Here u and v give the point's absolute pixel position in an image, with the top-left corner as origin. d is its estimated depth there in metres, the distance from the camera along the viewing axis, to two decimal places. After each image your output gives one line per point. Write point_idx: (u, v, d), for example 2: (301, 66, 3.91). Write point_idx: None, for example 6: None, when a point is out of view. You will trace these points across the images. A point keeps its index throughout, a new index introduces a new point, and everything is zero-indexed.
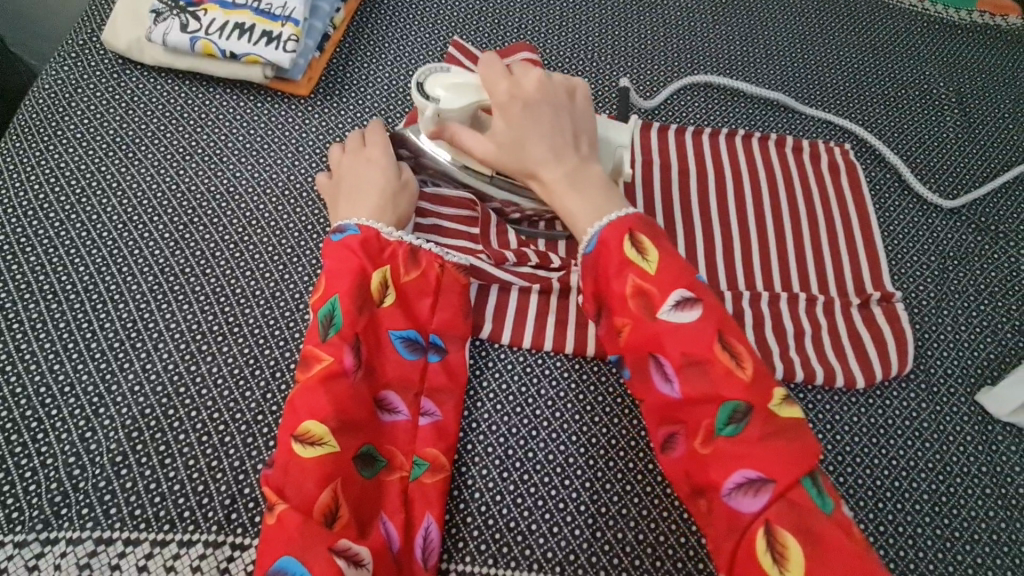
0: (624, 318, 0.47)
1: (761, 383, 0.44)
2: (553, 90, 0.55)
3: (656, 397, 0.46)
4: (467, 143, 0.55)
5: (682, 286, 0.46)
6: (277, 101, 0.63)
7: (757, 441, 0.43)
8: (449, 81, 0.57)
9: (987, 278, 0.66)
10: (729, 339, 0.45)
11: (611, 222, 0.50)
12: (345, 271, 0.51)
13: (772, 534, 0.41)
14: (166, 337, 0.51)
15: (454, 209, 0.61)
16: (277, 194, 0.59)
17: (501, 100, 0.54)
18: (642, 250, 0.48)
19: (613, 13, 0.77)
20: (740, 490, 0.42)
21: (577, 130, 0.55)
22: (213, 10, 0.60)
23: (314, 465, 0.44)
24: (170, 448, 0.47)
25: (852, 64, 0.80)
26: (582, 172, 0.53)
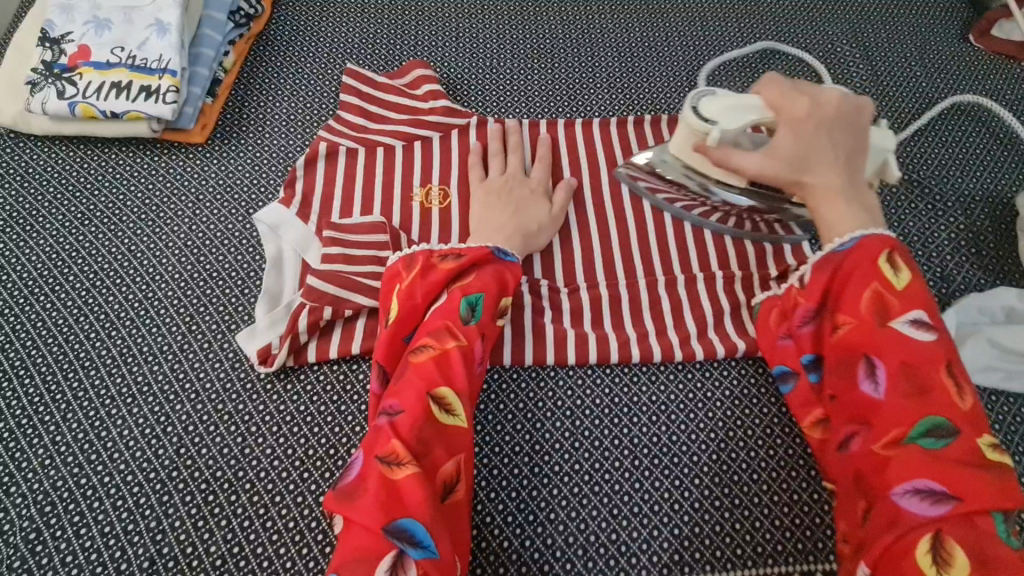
0: (848, 316, 0.47)
1: (979, 418, 0.42)
2: (851, 109, 0.51)
3: (857, 395, 0.45)
4: (740, 166, 0.49)
5: (922, 307, 0.45)
6: (174, 153, 0.63)
7: (958, 463, 0.40)
8: (725, 103, 0.49)
9: (904, 229, 0.65)
10: (958, 371, 0.43)
11: (871, 232, 0.48)
12: (499, 271, 0.52)
13: (937, 543, 0.38)
14: (73, 406, 0.51)
15: (357, 233, 0.58)
16: (181, 245, 0.58)
17: (801, 115, 0.50)
18: (895, 265, 0.47)
19: (509, 18, 0.77)
20: (911, 500, 0.40)
21: (855, 152, 0.51)
22: (88, 72, 0.60)
23: (456, 437, 0.45)
24: (85, 518, 0.47)
25: (756, 32, 0.79)
26: (855, 190, 0.51)
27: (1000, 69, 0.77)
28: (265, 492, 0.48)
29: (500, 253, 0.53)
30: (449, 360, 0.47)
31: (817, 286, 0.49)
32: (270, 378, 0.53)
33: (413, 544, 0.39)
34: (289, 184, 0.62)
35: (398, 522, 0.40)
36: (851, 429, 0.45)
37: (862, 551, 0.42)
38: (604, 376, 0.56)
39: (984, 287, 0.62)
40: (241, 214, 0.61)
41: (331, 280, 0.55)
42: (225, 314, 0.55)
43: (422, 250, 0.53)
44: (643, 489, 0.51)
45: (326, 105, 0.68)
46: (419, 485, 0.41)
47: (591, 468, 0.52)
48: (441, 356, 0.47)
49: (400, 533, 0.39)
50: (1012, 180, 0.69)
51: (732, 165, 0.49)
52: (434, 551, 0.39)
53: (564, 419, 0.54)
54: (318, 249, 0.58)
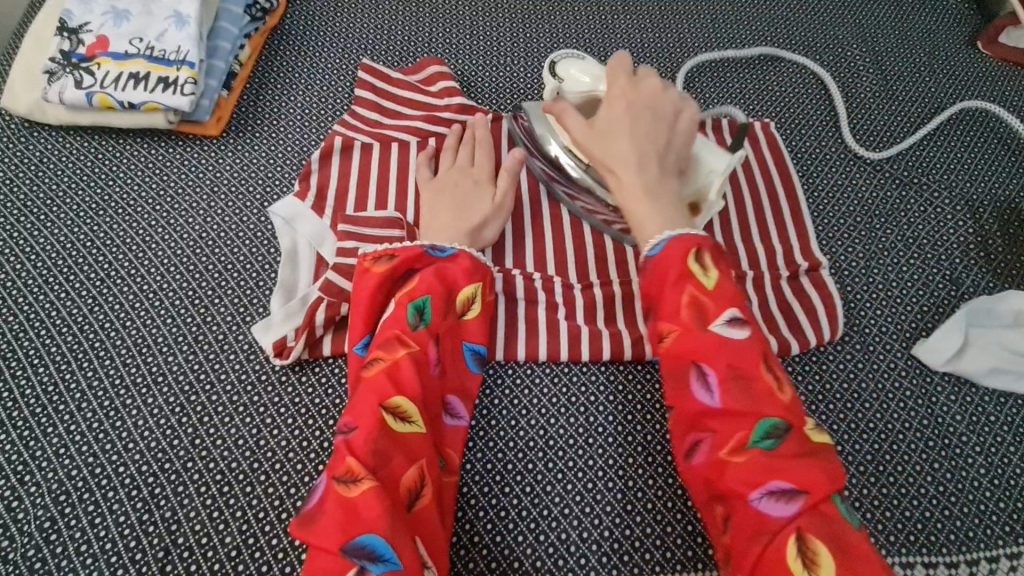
0: (674, 325, 0.46)
1: (798, 409, 0.43)
2: (670, 107, 0.55)
3: (694, 405, 0.44)
4: (570, 124, 0.55)
5: (736, 304, 0.45)
6: (187, 145, 0.63)
7: (794, 458, 0.40)
8: (587, 68, 0.59)
9: (914, 232, 0.66)
10: (770, 362, 0.44)
11: (678, 234, 0.49)
12: (442, 273, 0.52)
13: (802, 544, 0.38)
14: (88, 396, 0.51)
15: (374, 228, 0.58)
16: (196, 237, 0.58)
17: (617, 94, 0.55)
18: (705, 265, 0.47)
19: (523, 17, 0.78)
20: (766, 503, 0.40)
21: (671, 144, 0.54)
22: (106, 63, 0.60)
23: (414, 445, 0.44)
24: (100, 507, 0.47)
25: (768, 36, 0.80)
26: (662, 186, 0.52)
27: (1007, 75, 0.78)
28: (281, 484, 0.48)
29: (435, 251, 0.53)
30: (400, 366, 0.46)
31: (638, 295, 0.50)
32: (285, 371, 0.53)
33: (374, 558, 0.37)
34: (305, 177, 0.62)
35: (356, 539, 0.37)
36: (699, 437, 0.44)
37: (734, 563, 0.41)
38: (617, 373, 0.56)
39: (992, 290, 0.63)
40: (256, 206, 0.61)
41: (348, 275, 0.55)
42: (241, 306, 0.55)
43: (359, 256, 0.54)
44: (656, 486, 0.51)
45: (340, 100, 0.68)
46: (376, 497, 0.39)
47: (605, 464, 0.52)
48: (391, 365, 0.46)
49: (361, 550, 0.37)
50: (1019, 184, 0.69)
51: (565, 120, 0.56)
52: (398, 565, 0.37)
53: (578, 415, 0.54)
54: (333, 243, 0.58)
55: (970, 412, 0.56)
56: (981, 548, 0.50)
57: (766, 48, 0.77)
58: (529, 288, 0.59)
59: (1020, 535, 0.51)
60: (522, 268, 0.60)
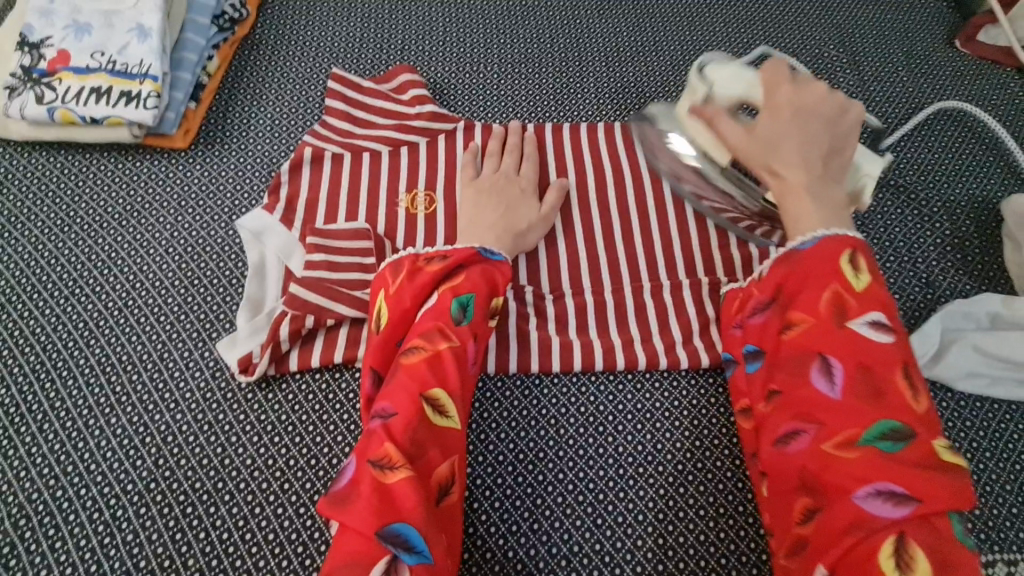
0: (807, 315, 0.46)
1: (931, 419, 0.42)
2: (836, 107, 0.53)
3: (810, 393, 0.44)
4: (724, 130, 0.53)
5: (880, 309, 0.45)
6: (155, 159, 0.62)
7: (912, 465, 0.40)
8: (737, 72, 0.54)
9: (891, 236, 0.65)
10: (912, 373, 0.43)
11: (832, 234, 0.49)
12: (488, 273, 0.52)
13: (901, 545, 0.38)
14: (50, 417, 0.50)
15: (341, 240, 0.57)
16: (163, 252, 0.58)
17: (784, 102, 0.52)
18: (856, 268, 0.47)
19: (496, 23, 0.77)
20: (872, 501, 0.39)
21: (835, 150, 0.52)
22: (68, 77, 0.59)
23: (450, 440, 0.45)
24: (61, 531, 0.46)
25: (744, 38, 0.79)
26: (824, 190, 0.51)
27: (986, 73, 0.77)
28: (246, 503, 0.48)
29: (486, 254, 0.53)
30: (443, 363, 0.46)
31: (771, 281, 0.50)
32: (251, 388, 0.52)
33: (408, 548, 0.38)
34: (274, 190, 0.62)
35: (391, 527, 0.39)
36: (802, 424, 0.44)
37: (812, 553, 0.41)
38: (589, 384, 0.56)
39: (969, 293, 0.62)
40: (224, 220, 0.60)
41: (313, 288, 0.54)
42: (208, 322, 0.54)
43: (409, 254, 0.53)
44: (627, 498, 0.51)
45: (311, 110, 0.68)
46: (413, 488, 0.40)
47: (576, 477, 0.52)
48: (431, 357, 0.47)
49: (395, 537, 0.39)
50: (998, 185, 0.69)
51: (719, 126, 0.53)
52: (427, 557, 0.39)
53: (548, 428, 0.54)
54: (302, 256, 0.58)
55: (945, 417, 0.56)
56: None
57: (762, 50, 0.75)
58: None
59: (994, 542, 0.50)
60: None
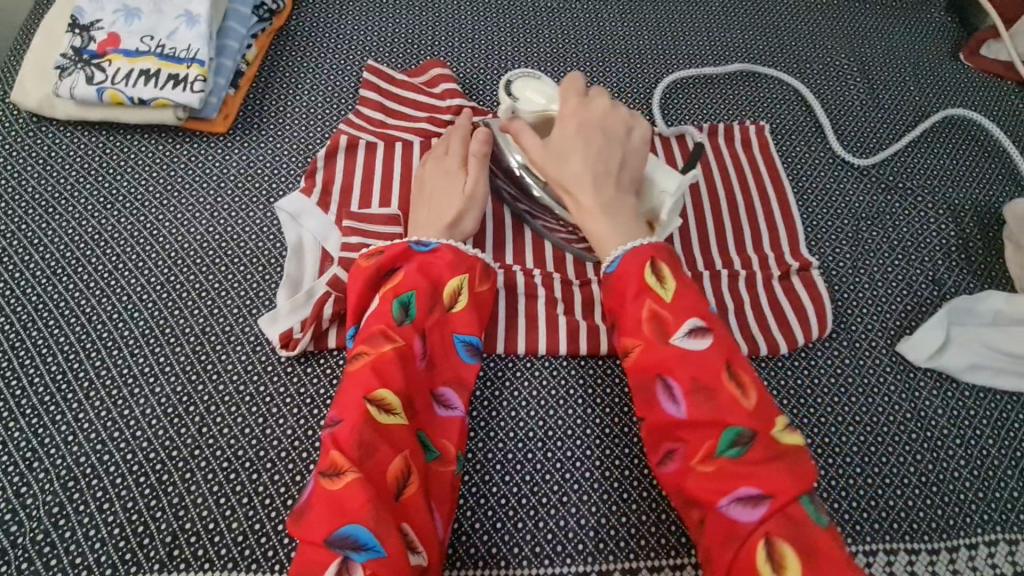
0: (638, 338, 0.49)
1: (765, 411, 0.45)
2: (621, 122, 0.58)
3: (662, 416, 0.46)
4: (525, 143, 0.57)
5: (697, 315, 0.48)
6: (194, 142, 0.64)
7: (762, 463, 0.43)
8: (540, 88, 0.60)
9: (899, 235, 0.68)
10: (736, 370, 0.46)
11: (632, 249, 0.52)
12: (423, 268, 0.54)
13: (771, 547, 0.40)
14: (97, 385, 0.52)
15: (380, 225, 0.60)
16: (203, 230, 0.60)
17: (569, 117, 0.57)
18: (660, 277, 0.50)
19: (523, 23, 0.80)
20: (736, 507, 0.42)
21: (625, 164, 0.56)
22: (117, 59, 0.61)
23: (396, 435, 0.46)
24: (108, 493, 0.48)
25: (759, 45, 0.82)
26: (616, 204, 0.55)
27: (988, 86, 0.81)
28: (287, 471, 0.50)
29: (420, 247, 0.55)
30: (384, 361, 0.48)
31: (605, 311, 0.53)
32: (291, 362, 0.54)
33: (356, 547, 0.40)
34: (310, 174, 0.64)
35: (340, 531, 0.40)
36: (670, 447, 0.46)
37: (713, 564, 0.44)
38: (615, 367, 0.58)
39: (972, 290, 0.65)
40: (262, 202, 0.62)
41: None
42: (249, 298, 0.56)
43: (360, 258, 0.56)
44: (651, 475, 0.53)
45: (345, 100, 0.70)
46: (359, 489, 0.42)
47: (601, 454, 0.54)
48: (374, 359, 0.48)
49: (344, 540, 0.40)
50: (1000, 190, 0.72)
51: (522, 139, 0.57)
52: (380, 553, 0.40)
53: (576, 407, 0.56)
54: (339, 238, 0.60)
55: (952, 406, 0.58)
56: (960, 536, 0.52)
57: (742, 64, 0.79)
58: (529, 285, 0.60)
59: (997, 523, 0.53)
60: (523, 265, 0.62)
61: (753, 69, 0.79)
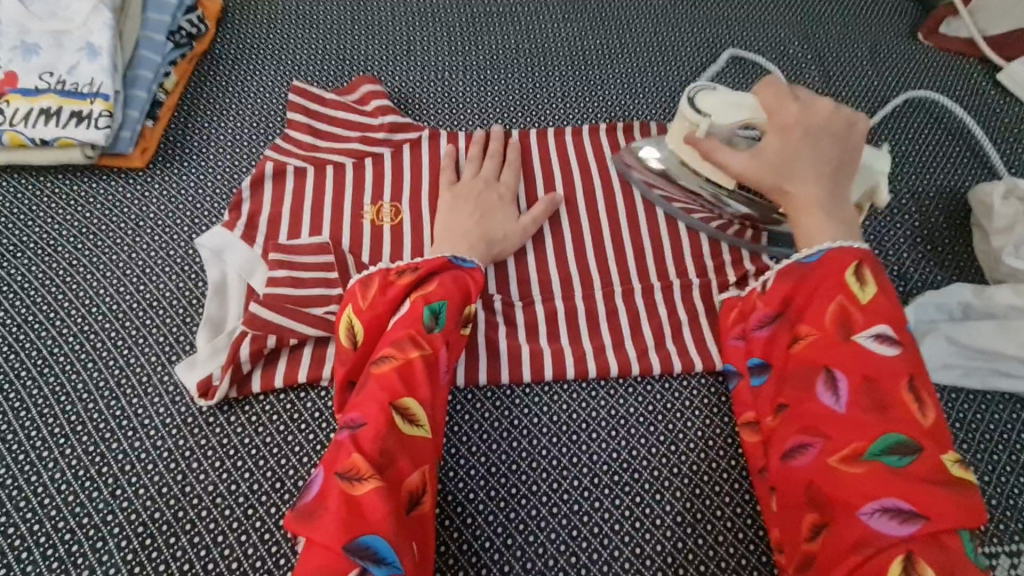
0: (812, 329, 0.47)
1: (940, 435, 0.42)
2: (842, 121, 0.53)
3: (817, 406, 0.44)
4: (724, 158, 0.53)
5: (888, 323, 0.46)
6: (112, 179, 0.61)
7: (921, 480, 0.40)
8: (725, 98, 0.54)
9: (862, 230, 0.65)
10: (920, 387, 0.44)
11: (839, 245, 0.49)
12: (461, 278, 0.51)
13: (912, 564, 0.38)
14: (2, 451, 0.48)
15: (306, 257, 0.56)
16: (119, 274, 0.56)
17: (789, 120, 0.52)
18: (863, 280, 0.47)
19: (461, 31, 0.76)
20: (879, 518, 0.39)
21: (846, 166, 0.52)
22: (16, 99, 0.58)
23: (421, 449, 0.44)
24: (14, 569, 0.44)
25: (709, 37, 0.79)
26: (835, 204, 0.51)
27: (949, 65, 0.78)
28: (208, 532, 0.46)
29: (458, 262, 0.52)
30: (413, 370, 0.45)
31: (776, 294, 0.50)
32: (212, 411, 0.50)
33: (376, 561, 0.37)
34: (235, 206, 0.60)
35: (358, 540, 0.38)
36: (808, 438, 0.44)
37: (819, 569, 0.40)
38: (562, 392, 0.54)
39: (940, 284, 0.62)
40: (183, 239, 0.59)
41: (273, 307, 0.53)
42: (166, 345, 0.53)
43: (378, 268, 0.52)
44: (603, 508, 0.50)
45: (273, 124, 0.67)
46: (380, 499, 0.40)
47: (550, 488, 0.51)
48: (403, 366, 0.45)
49: (363, 551, 0.38)
50: (967, 175, 0.69)
51: (717, 156, 0.53)
52: (397, 570, 0.38)
53: (521, 438, 0.53)
54: (264, 273, 0.56)
55: None
56: None
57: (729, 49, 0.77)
58: None
59: (974, 535, 0.50)
60: None
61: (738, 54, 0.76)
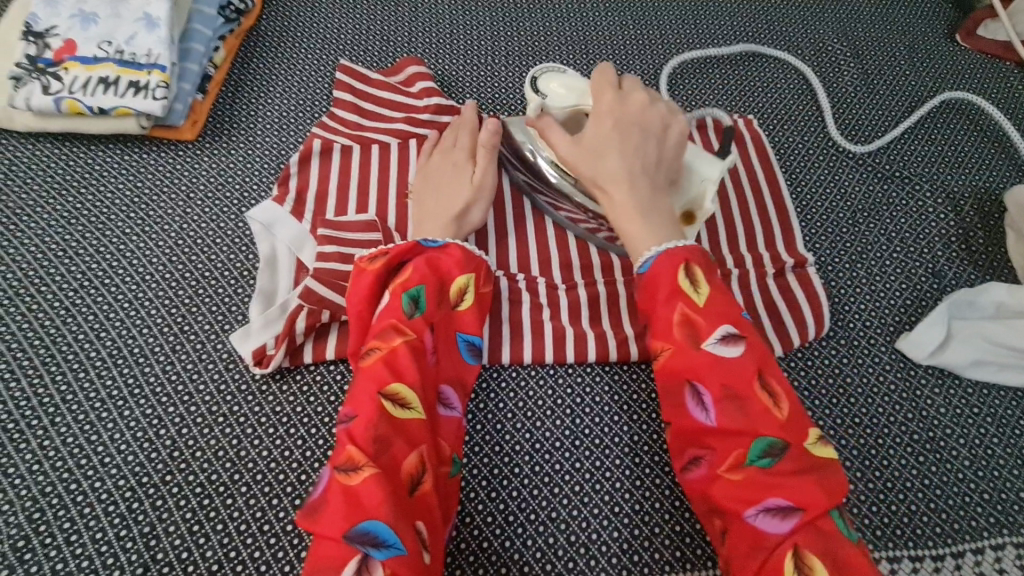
0: (666, 343, 0.46)
1: (797, 419, 0.42)
2: (660, 116, 0.53)
3: (690, 423, 0.44)
4: (555, 140, 0.53)
5: (730, 320, 0.45)
6: (162, 150, 0.62)
7: (792, 474, 0.40)
8: (568, 81, 0.56)
9: (898, 227, 0.66)
10: (768, 378, 0.43)
11: (666, 248, 0.48)
12: (432, 262, 0.52)
13: (800, 561, 0.38)
14: (62, 410, 0.50)
15: (357, 234, 0.57)
16: (171, 244, 0.57)
17: (604, 110, 0.52)
18: (694, 281, 0.46)
19: (503, 16, 0.77)
20: (764, 519, 0.40)
21: (663, 158, 0.52)
22: (75, 67, 0.58)
23: (415, 430, 0.44)
24: (75, 524, 0.46)
25: (748, 31, 0.79)
26: (652, 197, 0.50)
27: (986, 67, 0.78)
28: (263, 495, 0.47)
29: (428, 242, 0.53)
30: (395, 356, 0.46)
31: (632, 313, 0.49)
32: (266, 380, 0.52)
33: (377, 545, 0.37)
34: (283, 181, 0.61)
35: (359, 527, 0.38)
36: (698, 453, 0.44)
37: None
38: (604, 374, 0.56)
39: (974, 282, 0.63)
40: (232, 212, 0.60)
41: (326, 282, 0.54)
42: (220, 315, 0.54)
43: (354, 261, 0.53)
44: (643, 486, 0.51)
45: (319, 102, 0.67)
46: (377, 484, 0.39)
47: (592, 466, 0.52)
48: (387, 354, 0.46)
49: (364, 536, 0.38)
50: (1002, 177, 0.70)
51: (550, 137, 0.53)
52: (401, 550, 0.38)
53: (564, 417, 0.54)
54: (314, 248, 0.58)
55: (953, 404, 0.56)
56: (966, 540, 0.50)
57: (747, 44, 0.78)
58: (513, 290, 0.58)
59: (1004, 525, 0.51)
60: (507, 270, 0.59)
61: (757, 49, 0.77)
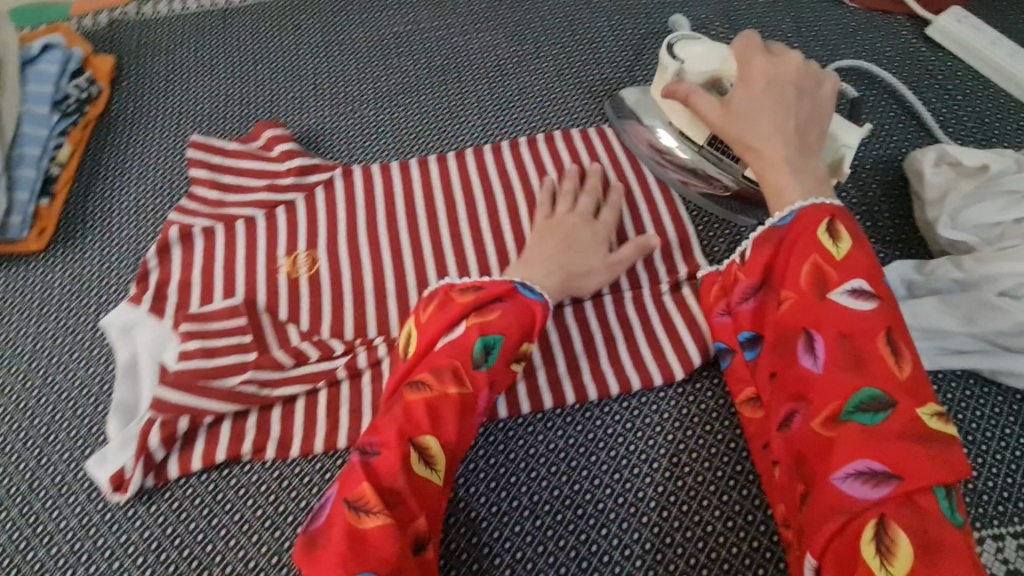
0: (790, 290, 0.44)
1: (919, 387, 0.39)
2: (810, 79, 0.53)
3: (797, 369, 0.42)
4: (701, 107, 0.53)
5: (865, 276, 0.42)
6: (13, 267, 0.59)
7: (895, 437, 0.37)
8: (708, 47, 0.55)
9: None
10: (898, 339, 0.40)
11: (813, 202, 0.46)
12: (525, 312, 0.47)
13: (882, 529, 0.35)
14: None
15: (218, 326, 0.54)
16: (26, 368, 0.54)
17: (754, 75, 0.52)
18: (835, 236, 0.44)
19: (366, 58, 0.73)
20: (851, 483, 0.37)
21: (814, 117, 0.51)
22: None
23: (432, 493, 0.41)
24: None
25: (626, 26, 0.75)
26: (807, 161, 0.49)
27: (875, 26, 0.75)
28: None
29: (526, 289, 0.48)
30: (443, 406, 0.42)
31: (756, 261, 0.47)
32: (132, 504, 0.48)
33: None
34: (141, 278, 0.58)
35: None
36: (794, 405, 0.42)
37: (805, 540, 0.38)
38: (496, 433, 0.52)
39: (884, 261, 0.60)
40: (90, 320, 0.56)
41: (184, 388, 0.50)
42: (79, 439, 0.51)
43: (445, 284, 0.49)
44: (547, 552, 0.47)
45: (177, 183, 0.64)
46: (389, 537, 0.37)
47: (490, 538, 0.48)
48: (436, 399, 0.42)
49: None
50: (903, 141, 0.66)
51: (695, 103, 0.53)
52: None
53: (456, 488, 0.50)
54: (177, 346, 0.54)
55: None
56: None
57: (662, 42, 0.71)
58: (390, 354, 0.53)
59: None
60: (386, 335, 0.54)
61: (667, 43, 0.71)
